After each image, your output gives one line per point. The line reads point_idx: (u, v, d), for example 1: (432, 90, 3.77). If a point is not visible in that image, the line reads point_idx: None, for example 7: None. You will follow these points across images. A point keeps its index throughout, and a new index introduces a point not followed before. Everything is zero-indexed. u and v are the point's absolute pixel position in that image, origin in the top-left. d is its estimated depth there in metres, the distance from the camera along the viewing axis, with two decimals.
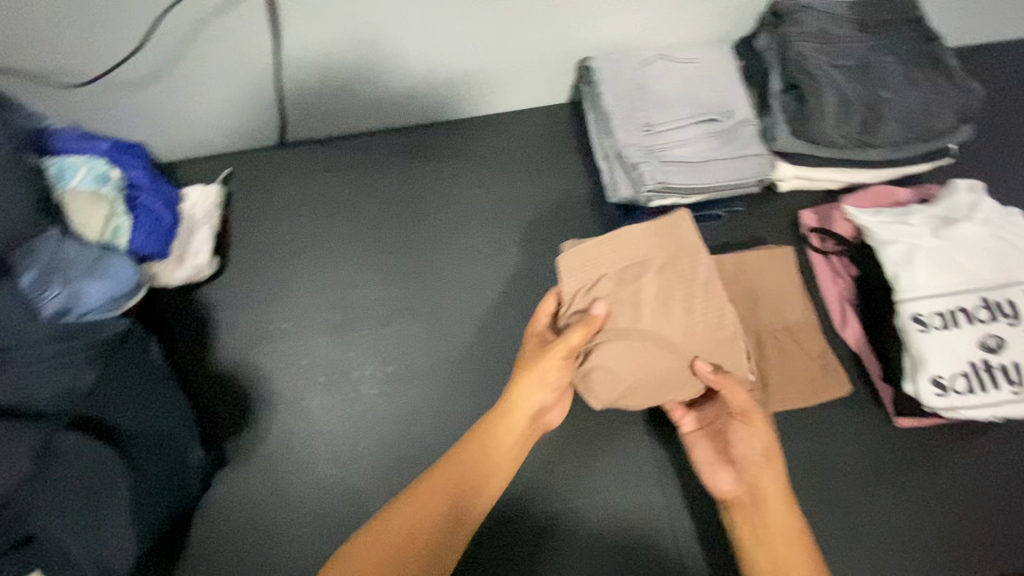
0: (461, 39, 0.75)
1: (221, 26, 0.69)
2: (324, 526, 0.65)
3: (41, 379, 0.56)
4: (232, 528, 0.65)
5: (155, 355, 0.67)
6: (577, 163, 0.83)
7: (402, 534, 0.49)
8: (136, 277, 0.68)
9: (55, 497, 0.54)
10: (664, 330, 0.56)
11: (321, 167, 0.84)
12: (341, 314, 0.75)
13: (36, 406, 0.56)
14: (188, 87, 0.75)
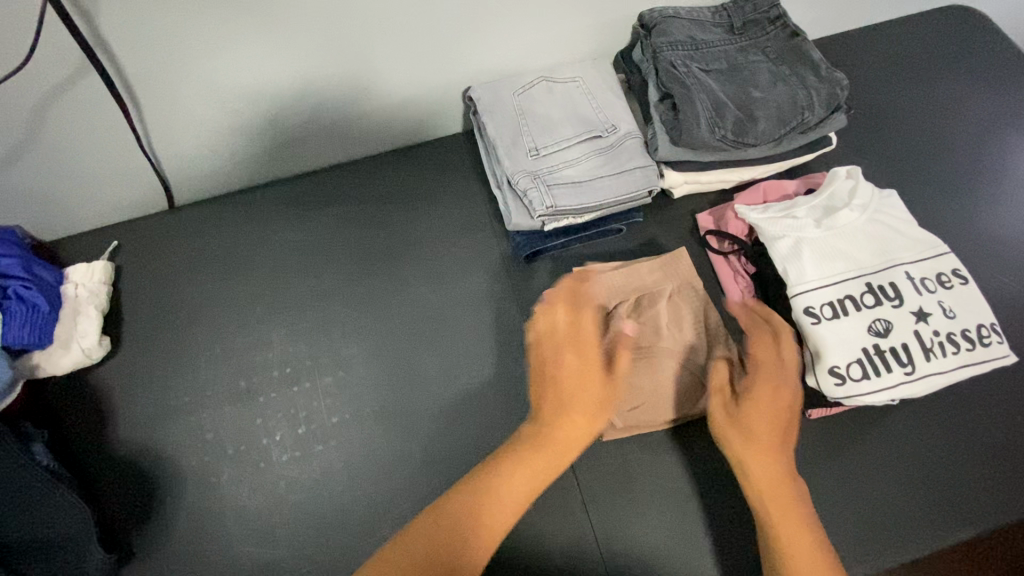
0: (339, 81, 0.74)
1: (72, 99, 0.66)
2: None
3: None
4: None
5: (39, 455, 0.62)
6: (478, 191, 0.82)
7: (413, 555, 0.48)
8: (9, 376, 0.63)
9: None
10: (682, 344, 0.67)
11: (214, 226, 0.80)
12: (245, 379, 0.72)
13: None
14: (53, 161, 0.71)
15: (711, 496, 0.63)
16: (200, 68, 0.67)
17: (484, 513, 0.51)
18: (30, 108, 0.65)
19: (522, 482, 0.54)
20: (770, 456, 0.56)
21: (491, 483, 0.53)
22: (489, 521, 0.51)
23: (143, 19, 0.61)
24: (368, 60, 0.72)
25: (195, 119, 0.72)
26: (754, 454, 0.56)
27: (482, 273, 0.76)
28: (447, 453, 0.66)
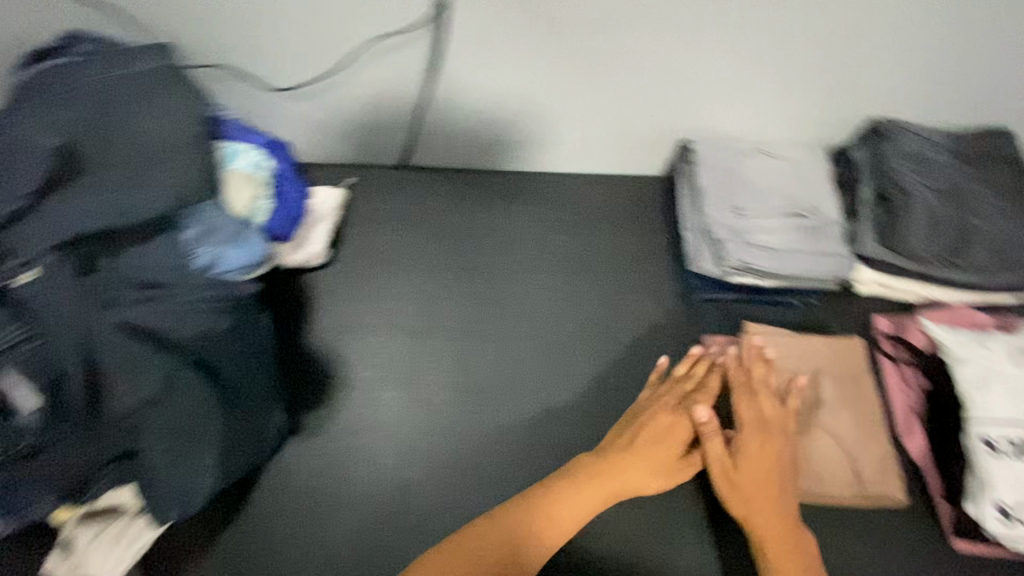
0: (583, 105, 0.85)
1: (380, 60, 0.81)
2: (368, 515, 0.69)
3: (187, 316, 0.62)
4: (293, 499, 0.70)
5: (265, 327, 0.71)
6: (662, 231, 0.89)
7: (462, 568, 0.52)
8: (265, 254, 0.77)
9: (161, 425, 0.60)
10: (835, 421, 0.67)
11: (432, 191, 0.93)
12: (423, 322, 0.82)
13: (176, 338, 0.62)
14: (341, 102, 0.87)
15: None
16: (481, 62, 0.80)
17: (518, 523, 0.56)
18: (348, 58, 0.81)
19: (562, 516, 0.57)
20: (777, 519, 0.58)
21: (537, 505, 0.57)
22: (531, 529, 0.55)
23: (468, 14, 0.76)
24: (610, 93, 0.83)
25: (454, 101, 0.86)
26: (756, 514, 0.58)
27: (647, 302, 0.82)
28: (577, 447, 0.71)
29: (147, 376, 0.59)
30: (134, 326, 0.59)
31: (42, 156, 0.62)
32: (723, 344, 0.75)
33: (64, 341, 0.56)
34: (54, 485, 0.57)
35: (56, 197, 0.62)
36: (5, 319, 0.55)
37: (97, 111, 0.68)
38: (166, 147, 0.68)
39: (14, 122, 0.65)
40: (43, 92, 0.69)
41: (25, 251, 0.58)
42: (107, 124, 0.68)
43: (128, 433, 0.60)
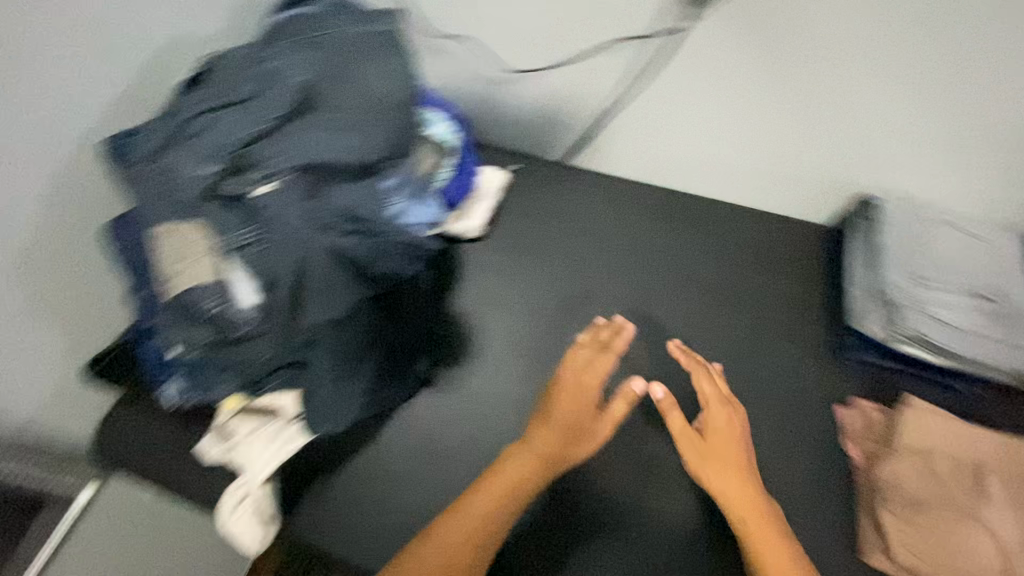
0: (769, 140, 0.84)
1: (583, 61, 0.84)
2: None
3: (385, 254, 0.67)
4: (421, 450, 0.74)
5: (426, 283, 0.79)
6: (817, 282, 0.86)
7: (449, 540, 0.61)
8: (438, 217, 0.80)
9: (334, 344, 0.67)
10: (998, 522, 0.62)
11: (590, 193, 0.95)
12: (562, 315, 0.85)
13: (372, 271, 0.67)
14: (531, 92, 0.91)
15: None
16: (682, 81, 0.81)
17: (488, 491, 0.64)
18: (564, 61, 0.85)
19: (530, 471, 0.66)
20: (741, 489, 0.64)
21: (506, 474, 0.66)
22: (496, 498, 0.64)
23: (694, 42, 0.77)
24: (803, 134, 0.81)
25: (640, 113, 0.87)
26: (725, 484, 0.64)
27: (793, 347, 0.80)
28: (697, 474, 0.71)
29: (340, 299, 0.65)
30: (344, 253, 0.65)
31: (295, 87, 0.69)
32: (875, 412, 0.72)
33: (289, 252, 0.62)
34: (249, 369, 0.67)
35: (297, 125, 0.69)
36: (245, 223, 0.63)
37: (339, 56, 0.75)
38: (390, 101, 0.74)
39: (272, 53, 0.73)
40: (297, 31, 0.77)
41: (269, 166, 0.65)
42: (346, 69, 0.74)
43: (307, 343, 0.67)
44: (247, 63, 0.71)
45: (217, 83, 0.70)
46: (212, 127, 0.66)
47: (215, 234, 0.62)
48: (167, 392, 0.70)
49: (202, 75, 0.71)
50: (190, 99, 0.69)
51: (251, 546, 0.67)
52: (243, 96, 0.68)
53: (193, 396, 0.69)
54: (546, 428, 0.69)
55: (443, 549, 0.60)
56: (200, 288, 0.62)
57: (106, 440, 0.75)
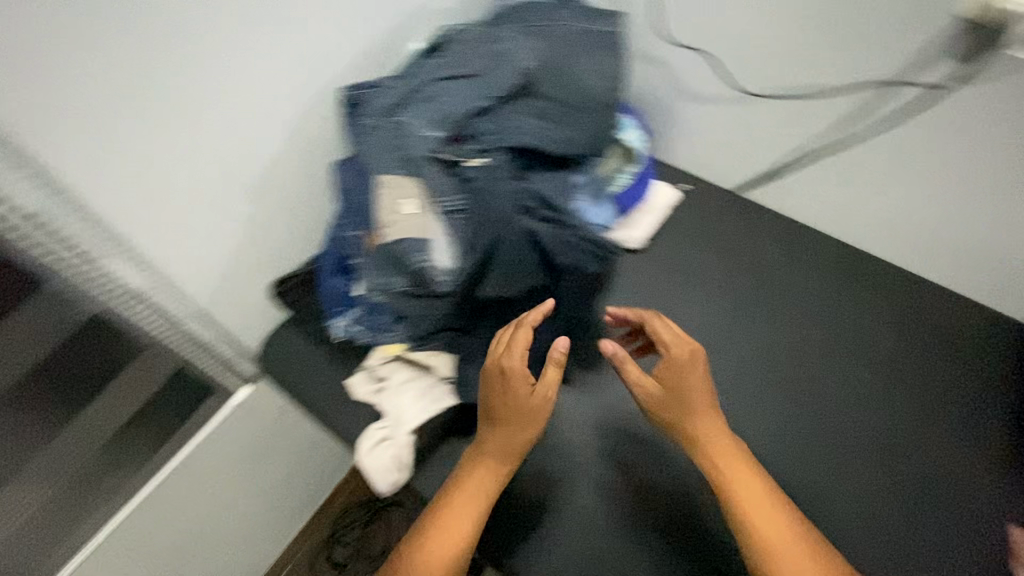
0: (992, 221, 0.75)
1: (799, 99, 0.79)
2: (612, 502, 0.70)
3: (568, 247, 0.68)
4: (546, 448, 0.73)
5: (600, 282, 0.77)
6: (1007, 379, 0.78)
7: (443, 543, 0.62)
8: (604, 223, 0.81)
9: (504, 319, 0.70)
10: None
11: (762, 230, 0.91)
12: (712, 346, 0.83)
13: (555, 260, 0.69)
14: (728, 118, 0.88)
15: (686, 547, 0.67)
16: (910, 139, 0.75)
17: (471, 492, 0.65)
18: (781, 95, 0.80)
19: (496, 471, 0.66)
20: (729, 452, 0.64)
21: (476, 478, 0.66)
22: (477, 498, 0.64)
23: (941, 105, 0.70)
24: None
25: (846, 161, 0.82)
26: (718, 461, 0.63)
27: (963, 448, 0.74)
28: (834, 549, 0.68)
29: (518, 280, 0.68)
30: (536, 239, 0.67)
31: (519, 70, 0.71)
32: None
33: (491, 228, 0.65)
34: (421, 323, 0.71)
35: (514, 107, 0.72)
36: (455, 189, 0.66)
37: (561, 46, 0.76)
38: (599, 101, 0.75)
39: (501, 33, 0.76)
40: (526, 15, 0.79)
41: (485, 143, 0.69)
42: (566, 60, 0.75)
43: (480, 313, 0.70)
44: (479, 41, 0.74)
45: (450, 56, 0.73)
46: (442, 96, 0.70)
47: (426, 197, 0.66)
48: (336, 324, 0.75)
49: (436, 46, 0.75)
50: (424, 67, 0.73)
51: (385, 487, 0.71)
52: (471, 71, 0.71)
53: (363, 335, 0.74)
54: (499, 430, 0.65)
55: (438, 545, 0.62)
56: (403, 242, 0.66)
57: (273, 356, 0.82)
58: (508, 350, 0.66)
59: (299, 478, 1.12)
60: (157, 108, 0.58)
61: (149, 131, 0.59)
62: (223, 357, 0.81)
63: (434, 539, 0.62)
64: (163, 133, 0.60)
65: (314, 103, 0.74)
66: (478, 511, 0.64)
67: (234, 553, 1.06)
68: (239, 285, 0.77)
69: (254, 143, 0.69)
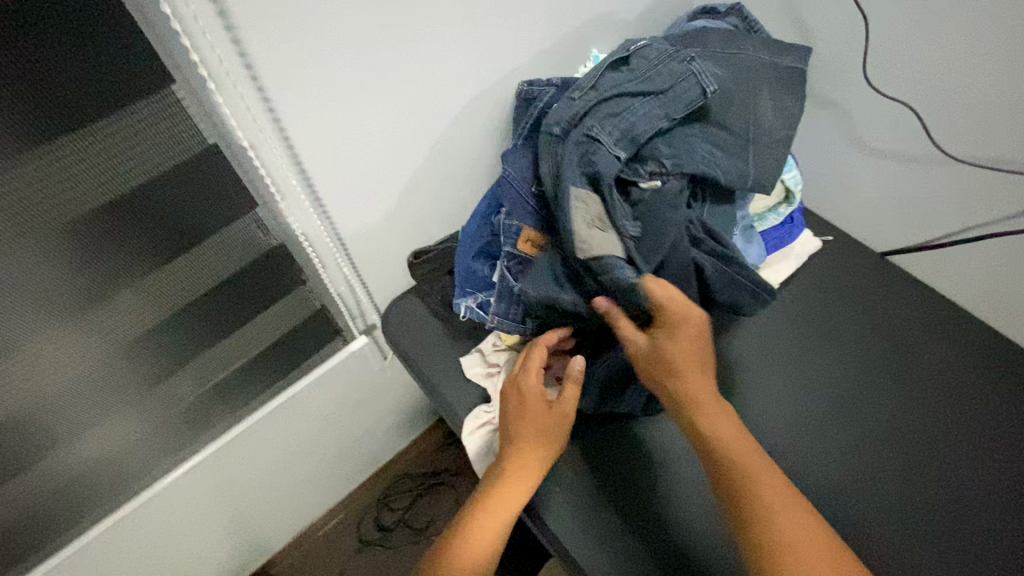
0: None
1: (991, 164, 0.73)
2: (698, 544, 0.65)
3: (727, 284, 0.69)
4: (647, 471, 0.71)
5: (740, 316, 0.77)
6: None
7: (471, 554, 0.61)
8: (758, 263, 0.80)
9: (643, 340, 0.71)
10: None
11: (914, 298, 0.84)
12: (839, 409, 0.76)
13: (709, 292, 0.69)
14: (900, 172, 0.83)
15: (697, 525, 0.66)
16: None
17: (493, 506, 0.64)
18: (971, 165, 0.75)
19: (517, 488, 0.64)
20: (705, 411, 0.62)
21: (499, 492, 0.64)
22: (500, 511, 0.63)
23: None
24: None
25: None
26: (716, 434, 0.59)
27: None
28: None
29: None
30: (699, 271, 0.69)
31: (706, 94, 0.69)
32: None
33: (666, 257, 0.67)
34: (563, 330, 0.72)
35: (689, 133, 0.71)
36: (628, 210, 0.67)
37: (745, 74, 0.74)
38: (776, 137, 0.72)
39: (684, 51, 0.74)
40: (709, 38, 0.77)
41: (661, 166, 0.69)
42: (749, 90, 0.73)
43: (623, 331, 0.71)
44: (665, 55, 0.72)
45: (634, 69, 0.71)
46: (625, 114, 0.69)
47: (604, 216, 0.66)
48: (464, 303, 0.78)
49: (620, 56, 0.73)
50: (607, 77, 0.72)
51: (480, 467, 0.74)
52: (654, 88, 0.70)
53: (492, 320, 0.74)
54: (518, 442, 0.66)
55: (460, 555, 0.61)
56: (610, 259, 0.64)
57: (396, 317, 0.86)
58: (526, 366, 0.70)
59: (375, 437, 1.17)
60: (366, 62, 0.62)
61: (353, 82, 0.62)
62: (352, 309, 0.86)
63: (457, 550, 0.61)
64: (365, 86, 0.63)
65: (494, 90, 0.77)
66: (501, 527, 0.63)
67: (302, 491, 1.11)
68: (385, 245, 0.82)
69: (437, 117, 0.73)
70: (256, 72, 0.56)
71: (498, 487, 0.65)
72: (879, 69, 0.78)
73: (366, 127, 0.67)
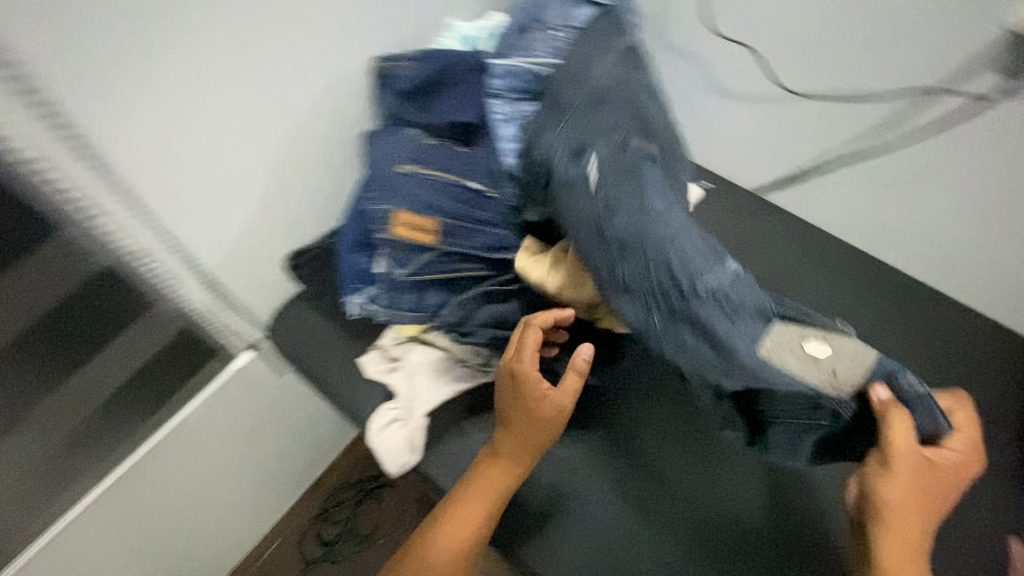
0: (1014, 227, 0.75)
1: (824, 93, 0.79)
2: (727, 541, 0.64)
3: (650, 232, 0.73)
4: (674, 467, 0.68)
5: None
6: None
7: (457, 540, 0.61)
8: None
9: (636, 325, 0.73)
10: None
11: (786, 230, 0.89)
12: None
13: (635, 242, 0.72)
14: (753, 113, 0.88)
15: (726, 525, 0.65)
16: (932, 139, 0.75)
17: (479, 493, 0.62)
18: (809, 96, 0.81)
19: (504, 475, 0.63)
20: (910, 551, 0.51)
21: (485, 474, 0.63)
22: (485, 497, 0.62)
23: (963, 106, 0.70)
24: None
25: (870, 161, 0.81)
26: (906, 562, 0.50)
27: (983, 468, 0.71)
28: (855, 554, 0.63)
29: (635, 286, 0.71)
30: None
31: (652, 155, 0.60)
32: None
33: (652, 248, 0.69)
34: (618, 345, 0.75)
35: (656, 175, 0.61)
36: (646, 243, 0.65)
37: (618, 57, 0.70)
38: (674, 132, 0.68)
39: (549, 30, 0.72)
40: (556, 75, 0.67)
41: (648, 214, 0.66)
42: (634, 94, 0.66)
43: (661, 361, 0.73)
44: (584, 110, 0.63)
45: (609, 146, 0.59)
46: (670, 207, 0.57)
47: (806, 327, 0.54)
48: (353, 301, 0.73)
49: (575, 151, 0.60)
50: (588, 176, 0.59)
51: (392, 469, 0.69)
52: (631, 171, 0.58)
53: (382, 314, 0.71)
54: (509, 431, 0.63)
55: (446, 536, 0.61)
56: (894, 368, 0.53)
57: (283, 327, 0.80)
58: (519, 351, 0.63)
59: (294, 456, 1.10)
60: (162, 40, 0.55)
61: (153, 65, 0.55)
62: (230, 327, 0.79)
63: (440, 531, 0.61)
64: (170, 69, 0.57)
65: (344, 71, 0.73)
66: (481, 514, 0.61)
67: (216, 530, 1.02)
68: (255, 252, 0.75)
69: (284, 105, 0.68)
70: (19, 62, 0.48)
71: (486, 473, 0.63)
72: (718, 13, 0.82)
73: (188, 118, 0.60)
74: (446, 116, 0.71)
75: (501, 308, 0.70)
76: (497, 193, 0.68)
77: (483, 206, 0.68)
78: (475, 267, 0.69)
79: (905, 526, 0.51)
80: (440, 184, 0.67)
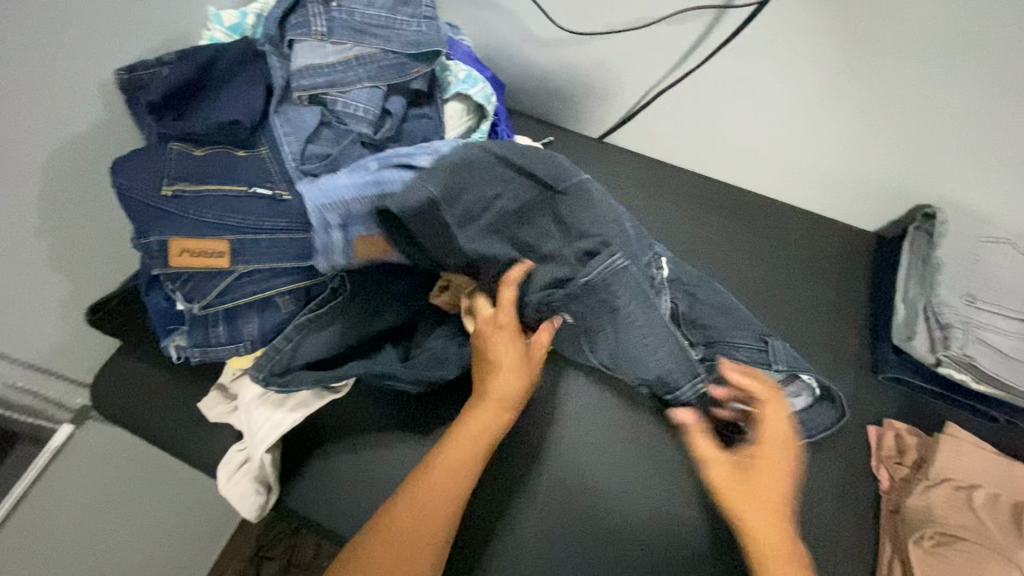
0: (816, 130, 0.78)
1: (624, 28, 0.78)
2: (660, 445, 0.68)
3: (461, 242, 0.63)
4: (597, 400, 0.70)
5: None
6: (858, 284, 0.80)
7: (446, 496, 0.55)
8: None
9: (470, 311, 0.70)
10: (999, 534, 0.59)
11: (623, 174, 0.89)
12: None
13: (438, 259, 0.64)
14: (568, 61, 0.87)
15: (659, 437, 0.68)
16: (729, 57, 0.76)
17: (468, 445, 0.57)
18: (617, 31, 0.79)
19: (494, 420, 0.59)
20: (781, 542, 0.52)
21: (472, 426, 0.59)
22: (476, 447, 0.58)
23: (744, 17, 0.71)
24: (854, 127, 0.75)
25: (682, 90, 0.82)
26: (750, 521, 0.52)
27: (823, 362, 0.75)
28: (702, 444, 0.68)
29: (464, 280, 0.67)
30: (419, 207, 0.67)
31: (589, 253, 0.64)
32: (907, 433, 0.68)
33: None
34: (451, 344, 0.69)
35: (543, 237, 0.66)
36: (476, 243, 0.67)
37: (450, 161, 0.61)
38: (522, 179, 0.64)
39: (337, 11, 0.72)
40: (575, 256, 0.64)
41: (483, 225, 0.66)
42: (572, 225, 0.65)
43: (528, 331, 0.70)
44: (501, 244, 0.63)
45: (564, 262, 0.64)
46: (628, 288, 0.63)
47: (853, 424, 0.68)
48: (167, 345, 0.66)
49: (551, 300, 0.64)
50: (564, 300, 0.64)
51: (250, 512, 0.64)
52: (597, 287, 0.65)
53: (195, 354, 0.65)
54: (498, 371, 0.60)
55: (437, 493, 0.55)
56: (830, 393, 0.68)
57: (102, 391, 0.71)
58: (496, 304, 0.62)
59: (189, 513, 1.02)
60: None
61: None
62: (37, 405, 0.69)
63: (424, 484, 0.55)
64: None
65: (91, 90, 0.64)
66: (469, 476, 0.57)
67: None
68: (39, 316, 0.66)
69: (20, 142, 0.58)
70: None
71: (473, 423, 0.59)
72: None
73: None
74: (215, 119, 0.65)
75: (322, 341, 0.66)
76: (295, 195, 0.65)
77: (280, 211, 0.64)
78: (290, 278, 0.65)
79: (743, 496, 0.53)
80: (226, 198, 0.63)
